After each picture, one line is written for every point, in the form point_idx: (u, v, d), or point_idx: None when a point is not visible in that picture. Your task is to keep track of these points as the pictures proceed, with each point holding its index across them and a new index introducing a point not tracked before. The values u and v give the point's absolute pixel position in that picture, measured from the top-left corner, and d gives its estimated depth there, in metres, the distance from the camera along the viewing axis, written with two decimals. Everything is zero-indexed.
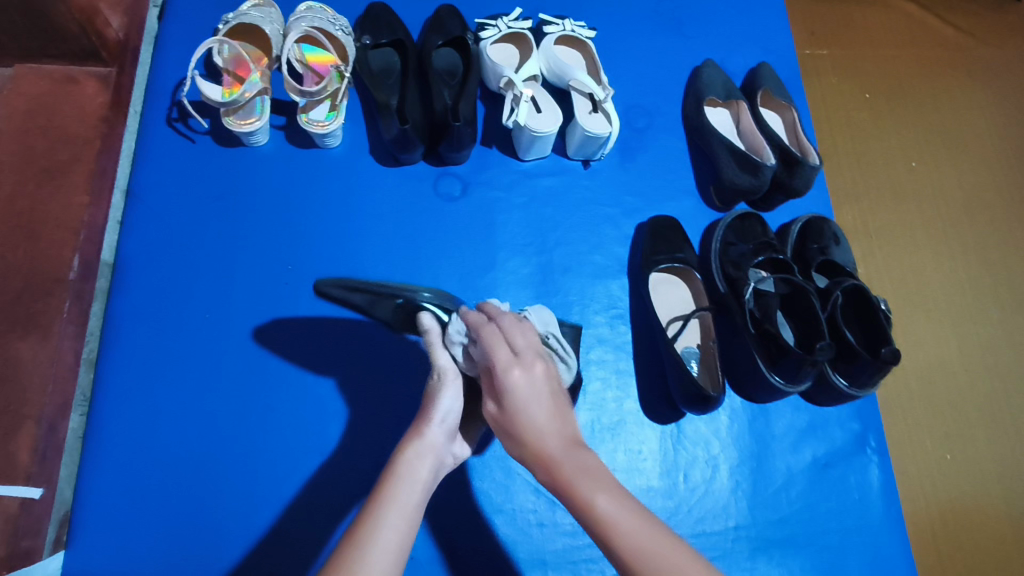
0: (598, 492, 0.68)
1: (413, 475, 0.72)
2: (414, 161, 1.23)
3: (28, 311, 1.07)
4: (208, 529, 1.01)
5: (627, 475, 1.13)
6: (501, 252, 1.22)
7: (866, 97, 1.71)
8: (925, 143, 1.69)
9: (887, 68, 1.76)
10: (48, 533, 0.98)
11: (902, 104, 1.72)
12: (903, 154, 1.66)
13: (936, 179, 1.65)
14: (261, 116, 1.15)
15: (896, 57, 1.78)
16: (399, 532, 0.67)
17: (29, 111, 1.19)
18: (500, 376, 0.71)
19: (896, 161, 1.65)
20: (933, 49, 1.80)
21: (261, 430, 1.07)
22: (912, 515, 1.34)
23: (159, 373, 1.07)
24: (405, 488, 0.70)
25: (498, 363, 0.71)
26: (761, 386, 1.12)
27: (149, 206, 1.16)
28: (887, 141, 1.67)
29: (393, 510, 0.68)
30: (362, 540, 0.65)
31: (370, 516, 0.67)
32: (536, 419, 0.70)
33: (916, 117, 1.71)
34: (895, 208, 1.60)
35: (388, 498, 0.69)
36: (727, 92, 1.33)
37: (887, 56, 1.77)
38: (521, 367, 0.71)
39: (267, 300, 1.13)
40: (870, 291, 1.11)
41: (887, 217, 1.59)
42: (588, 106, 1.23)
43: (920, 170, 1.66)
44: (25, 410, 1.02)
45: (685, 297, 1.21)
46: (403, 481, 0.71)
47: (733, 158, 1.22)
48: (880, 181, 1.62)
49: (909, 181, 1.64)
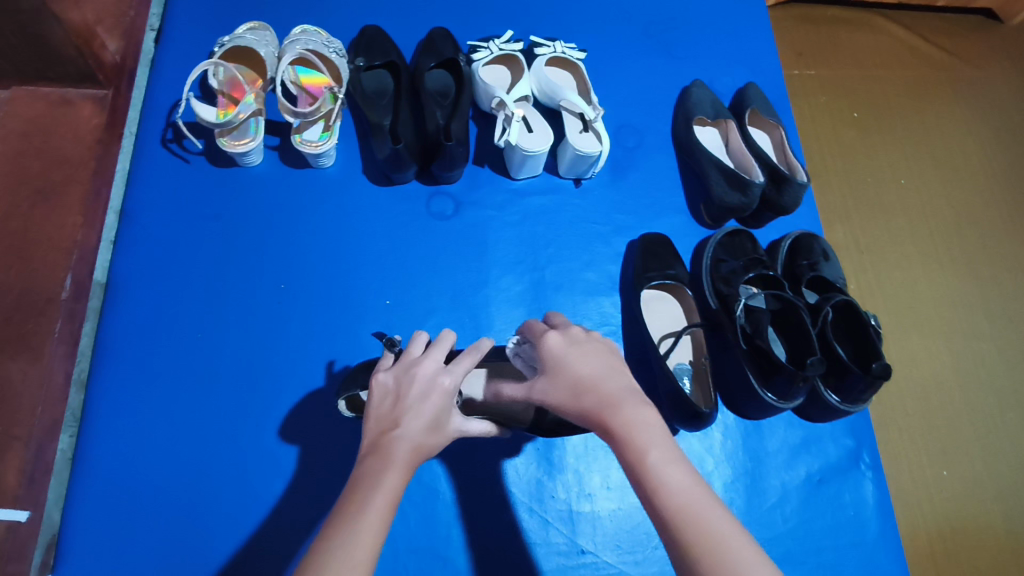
0: (651, 445, 0.66)
1: (389, 488, 0.68)
2: (408, 181, 1.25)
3: (20, 331, 1.09)
4: (195, 551, 1.00)
5: (620, 493, 1.13)
6: (493, 269, 1.23)
7: (854, 116, 1.74)
8: (913, 162, 1.71)
9: (874, 88, 1.79)
10: (34, 556, 0.98)
11: (889, 124, 1.75)
12: (892, 171, 1.69)
13: (926, 196, 1.68)
14: (256, 137, 1.16)
15: (883, 77, 1.81)
16: (370, 547, 0.63)
17: (26, 133, 1.20)
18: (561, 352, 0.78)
19: (885, 178, 1.67)
20: (918, 69, 1.84)
21: (251, 450, 1.06)
22: (911, 532, 1.34)
23: (149, 393, 1.07)
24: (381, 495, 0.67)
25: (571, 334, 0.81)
26: (754, 403, 1.13)
27: (144, 227, 1.15)
28: (875, 159, 1.70)
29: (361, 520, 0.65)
30: (329, 550, 0.62)
31: (335, 528, 0.64)
32: (585, 372, 0.74)
33: (904, 134, 1.74)
34: (884, 224, 1.62)
35: (355, 516, 0.65)
36: (716, 111, 1.35)
37: (873, 76, 1.81)
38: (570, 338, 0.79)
39: (260, 319, 1.14)
40: (859, 307, 1.12)
41: (877, 233, 1.61)
42: (579, 125, 1.25)
43: (909, 188, 1.68)
44: (15, 431, 1.05)
45: (676, 313, 1.21)
46: (375, 497, 0.67)
47: (723, 177, 1.24)
48: (869, 197, 1.64)
49: (898, 198, 1.66)
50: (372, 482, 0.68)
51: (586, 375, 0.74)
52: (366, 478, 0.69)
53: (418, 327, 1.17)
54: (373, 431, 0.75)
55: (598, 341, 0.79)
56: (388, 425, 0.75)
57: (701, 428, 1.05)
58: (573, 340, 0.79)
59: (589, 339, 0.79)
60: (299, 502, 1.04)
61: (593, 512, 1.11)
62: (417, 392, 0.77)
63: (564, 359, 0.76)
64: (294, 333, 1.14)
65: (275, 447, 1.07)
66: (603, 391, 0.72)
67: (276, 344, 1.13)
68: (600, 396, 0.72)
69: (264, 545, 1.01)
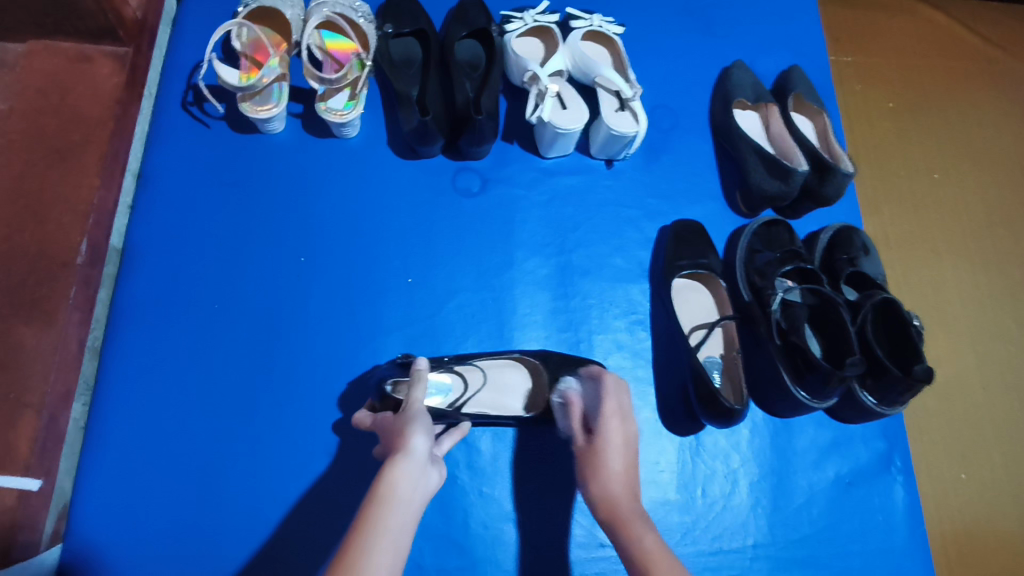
0: None
1: (392, 531, 0.67)
2: (433, 155, 1.20)
3: (33, 297, 1.02)
4: (211, 529, 0.98)
5: (643, 487, 1.09)
6: (519, 250, 1.19)
7: (889, 105, 1.67)
8: (946, 156, 1.64)
9: (911, 77, 1.71)
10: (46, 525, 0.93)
11: (925, 115, 1.67)
12: (926, 165, 1.62)
13: (959, 192, 1.61)
14: (279, 103, 1.12)
15: (921, 67, 1.73)
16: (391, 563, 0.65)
17: (42, 89, 1.15)
18: (603, 420, 0.89)
19: (918, 173, 1.60)
20: (957, 60, 1.76)
21: (268, 427, 1.04)
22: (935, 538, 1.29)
23: (164, 364, 1.05)
24: (382, 536, 0.66)
25: (606, 410, 0.89)
26: (784, 400, 1.08)
27: (160, 192, 1.13)
28: (910, 153, 1.62)
29: (382, 538, 0.65)
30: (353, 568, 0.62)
31: (355, 543, 0.65)
32: (616, 465, 0.86)
33: (941, 127, 1.67)
34: (916, 219, 1.55)
35: (373, 534, 0.66)
36: (757, 94, 1.29)
37: (911, 65, 1.72)
38: (619, 420, 0.89)
39: (280, 293, 1.10)
40: (901, 306, 1.07)
41: (908, 228, 1.54)
42: (615, 103, 1.19)
43: (942, 182, 1.61)
44: (25, 398, 0.97)
45: (708, 305, 1.17)
46: (374, 543, 0.65)
47: (762, 163, 1.18)
48: (901, 191, 1.58)
49: (931, 193, 1.59)
50: (371, 527, 0.66)
51: (613, 467, 0.85)
52: (368, 522, 0.67)
53: (439, 308, 1.13)
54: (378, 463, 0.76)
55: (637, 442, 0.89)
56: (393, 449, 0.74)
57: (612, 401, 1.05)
58: (625, 437, 0.88)
59: (633, 438, 0.89)
60: (314, 483, 1.02)
61: None
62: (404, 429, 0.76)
63: (607, 448, 0.87)
64: (313, 309, 1.10)
65: (290, 424, 1.04)
66: (619, 488, 0.84)
67: (295, 320, 1.10)
68: (617, 489, 0.84)
69: (276, 522, 1.00)
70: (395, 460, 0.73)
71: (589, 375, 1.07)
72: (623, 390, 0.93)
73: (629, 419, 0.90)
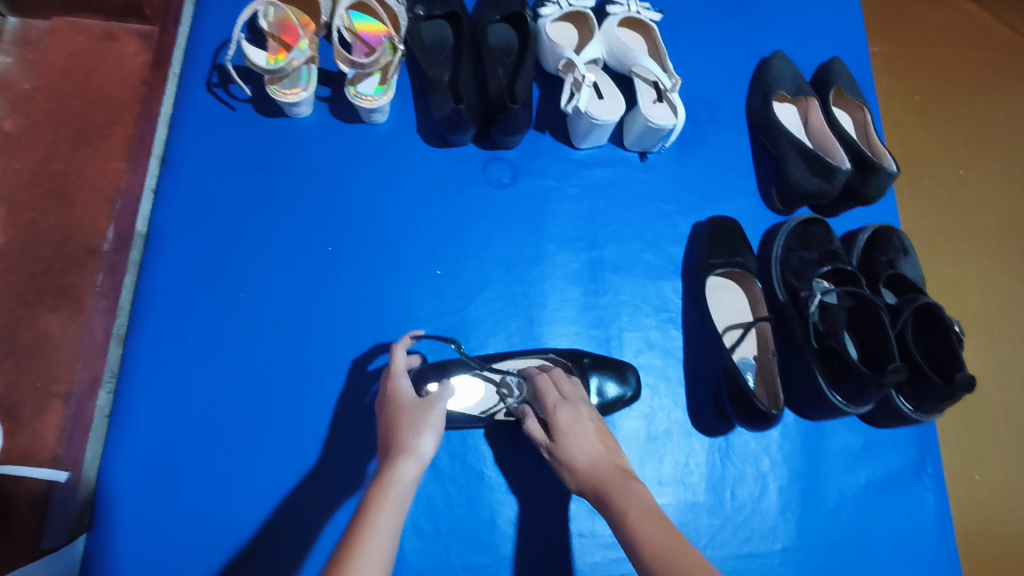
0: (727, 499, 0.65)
1: (383, 536, 0.66)
2: (463, 144, 1.17)
3: (59, 283, 1.02)
4: (235, 523, 0.96)
5: (673, 488, 1.08)
6: (550, 244, 1.16)
7: (914, 98, 1.54)
8: (976, 153, 1.52)
9: (938, 66, 1.58)
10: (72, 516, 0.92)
11: (953, 107, 1.55)
12: (951, 159, 1.50)
13: (985, 188, 1.49)
14: (308, 87, 1.09)
15: (955, 59, 1.60)
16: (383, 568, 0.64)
17: (67, 68, 1.12)
18: (550, 412, 0.86)
19: (944, 171, 1.48)
20: (988, 50, 1.62)
21: (294, 420, 1.02)
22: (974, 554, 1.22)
23: (189, 353, 1.02)
24: (384, 523, 0.67)
25: (548, 403, 0.87)
26: (818, 405, 1.06)
27: (188, 176, 1.10)
28: (936, 145, 1.50)
29: (375, 542, 0.65)
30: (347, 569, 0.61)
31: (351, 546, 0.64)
32: (580, 450, 0.82)
33: (971, 121, 1.54)
34: (941, 220, 1.43)
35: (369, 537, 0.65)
36: (797, 87, 1.25)
37: (936, 53, 1.59)
38: (568, 406, 0.86)
39: (306, 282, 1.08)
40: (944, 311, 1.04)
41: (935, 228, 1.42)
42: (653, 95, 1.15)
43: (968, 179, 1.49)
44: (52, 387, 0.97)
45: (742, 304, 1.15)
46: (376, 531, 0.66)
47: (803, 159, 1.15)
48: (928, 190, 1.45)
49: (957, 191, 1.46)
50: (369, 528, 0.66)
51: (580, 453, 0.81)
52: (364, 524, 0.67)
53: (468, 302, 1.11)
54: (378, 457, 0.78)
55: (596, 419, 0.86)
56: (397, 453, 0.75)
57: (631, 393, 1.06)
58: (576, 416, 0.85)
59: (589, 416, 0.85)
60: (340, 477, 1.00)
61: None
62: (416, 424, 0.78)
63: (564, 435, 0.83)
64: (339, 299, 1.08)
65: (315, 417, 1.02)
66: (599, 471, 0.79)
67: (322, 310, 1.07)
68: (598, 470, 0.79)
69: (299, 515, 0.98)
70: (399, 461, 0.74)
71: (616, 373, 1.06)
72: (561, 378, 0.91)
73: (575, 400, 0.87)
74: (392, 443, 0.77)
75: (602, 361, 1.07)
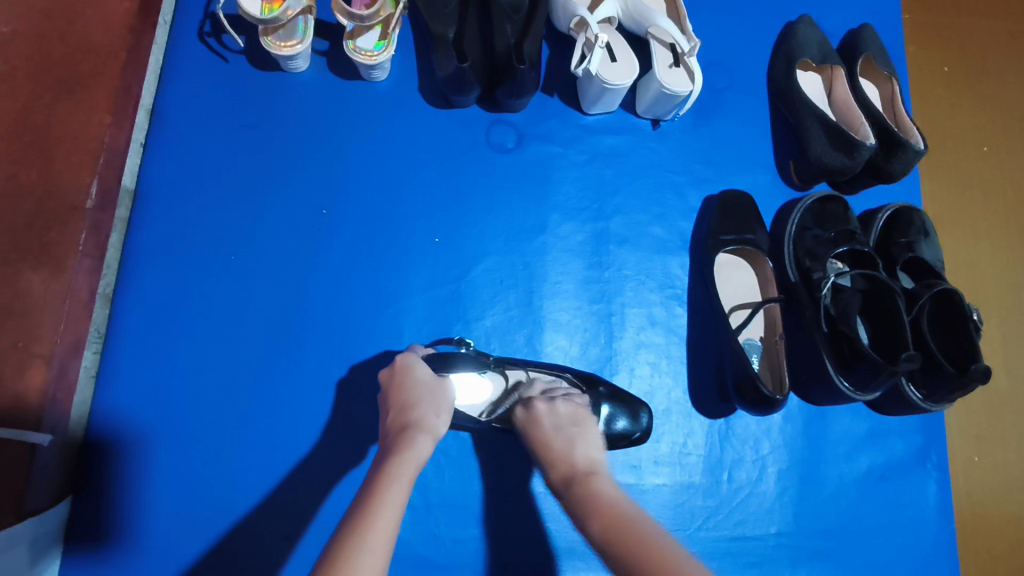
0: None
1: (390, 507, 0.68)
2: (467, 105, 1.12)
3: (40, 241, 0.90)
4: (227, 488, 0.96)
5: (669, 468, 1.06)
6: (554, 213, 1.12)
7: (942, 70, 1.37)
8: (1007, 128, 1.36)
9: (970, 33, 1.41)
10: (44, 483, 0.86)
11: (987, 75, 1.39)
12: (975, 135, 1.34)
13: (1013, 165, 1.34)
14: (304, 39, 1.03)
15: (982, 29, 1.42)
16: (388, 535, 0.66)
17: (48, 11, 0.98)
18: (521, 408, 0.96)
19: (965, 145, 1.33)
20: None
21: (287, 389, 1.00)
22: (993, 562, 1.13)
23: (178, 315, 1.00)
24: (400, 490, 0.71)
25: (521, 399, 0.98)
26: (823, 390, 1.03)
27: (178, 132, 1.06)
28: (959, 122, 1.35)
29: (386, 511, 0.67)
30: (358, 539, 0.64)
31: (362, 516, 0.67)
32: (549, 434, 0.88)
33: (1005, 93, 1.38)
34: (961, 201, 1.30)
35: (378, 504, 0.68)
36: (823, 54, 1.17)
37: (968, 19, 1.42)
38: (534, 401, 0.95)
39: (300, 246, 1.05)
40: (964, 299, 0.99)
41: (958, 211, 1.29)
42: (669, 58, 1.08)
43: (992, 157, 1.34)
44: (34, 348, 0.87)
45: (750, 283, 1.10)
46: (389, 502, 0.69)
47: (825, 132, 1.08)
48: (949, 168, 1.32)
49: (977, 171, 1.32)
50: (378, 500, 0.68)
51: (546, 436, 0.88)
52: (377, 495, 0.69)
53: (466, 272, 1.07)
54: (390, 430, 0.81)
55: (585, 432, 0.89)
56: (411, 428, 0.79)
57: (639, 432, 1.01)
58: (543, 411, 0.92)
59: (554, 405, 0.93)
60: (333, 447, 0.99)
61: (638, 486, 1.05)
62: (437, 407, 0.83)
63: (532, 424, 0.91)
64: (334, 265, 1.05)
65: (307, 385, 1.00)
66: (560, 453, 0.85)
67: (315, 276, 1.04)
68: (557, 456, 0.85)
69: (291, 483, 0.97)
70: (415, 437, 0.77)
71: (629, 409, 1.01)
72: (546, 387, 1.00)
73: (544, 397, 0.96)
74: (407, 418, 0.80)
75: (618, 393, 1.01)
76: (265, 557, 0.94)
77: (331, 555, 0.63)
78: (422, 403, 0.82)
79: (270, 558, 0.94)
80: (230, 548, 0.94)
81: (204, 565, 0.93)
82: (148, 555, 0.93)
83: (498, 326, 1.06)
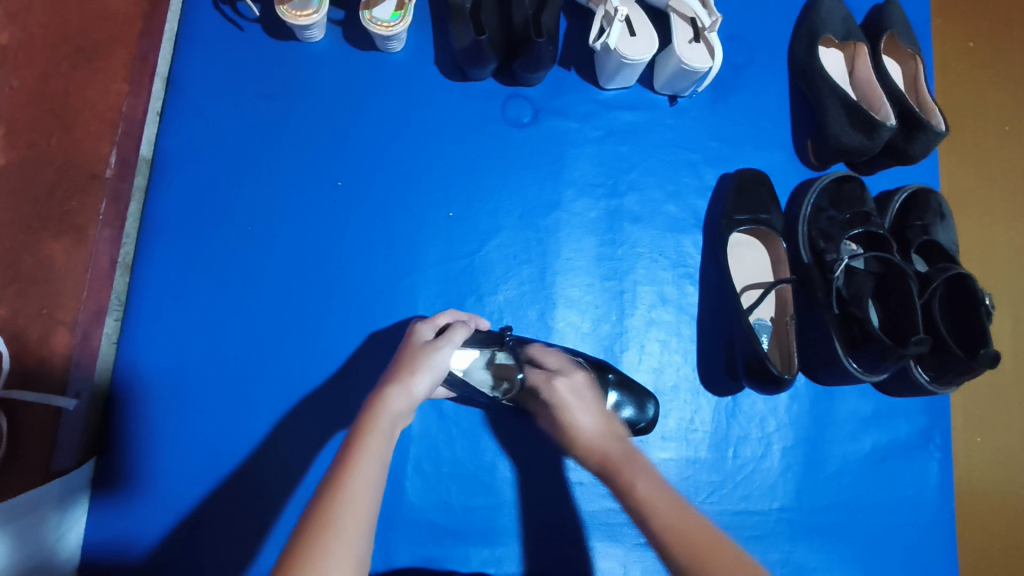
0: None
1: (374, 452, 0.67)
2: (483, 78, 1.10)
3: (61, 209, 0.91)
4: (245, 455, 0.98)
5: (675, 444, 1.08)
6: (568, 189, 1.11)
7: (967, 47, 1.34)
8: None
9: (999, 6, 1.37)
10: (71, 445, 0.90)
11: (1013, 50, 1.35)
12: (995, 113, 1.32)
13: None
14: (320, 8, 1.01)
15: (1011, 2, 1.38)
16: (373, 478, 0.65)
17: None
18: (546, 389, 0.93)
19: (986, 124, 1.31)
20: None
21: (304, 358, 1.02)
22: (991, 539, 1.15)
23: (195, 285, 1.02)
24: (381, 444, 0.68)
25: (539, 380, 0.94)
26: (832, 370, 1.04)
27: (194, 102, 1.06)
28: (981, 100, 1.32)
29: (368, 456, 0.66)
30: (343, 483, 0.63)
31: (345, 463, 0.65)
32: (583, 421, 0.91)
33: None
34: (979, 182, 1.28)
35: (360, 450, 0.67)
36: (846, 29, 1.15)
37: None
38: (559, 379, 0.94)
39: (314, 219, 1.05)
40: (975, 282, 1.00)
41: (975, 190, 1.28)
42: (689, 33, 1.06)
43: (1013, 136, 1.31)
44: (58, 315, 0.88)
45: (763, 263, 1.11)
46: (370, 451, 0.67)
47: (846, 112, 1.07)
48: (968, 147, 1.30)
49: (997, 150, 1.30)
50: (360, 447, 0.67)
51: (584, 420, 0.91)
52: (358, 444, 0.68)
53: (479, 246, 1.08)
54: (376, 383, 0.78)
55: (591, 386, 0.95)
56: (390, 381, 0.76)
57: (644, 419, 1.01)
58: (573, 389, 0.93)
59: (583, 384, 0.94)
60: (347, 417, 1.01)
61: None
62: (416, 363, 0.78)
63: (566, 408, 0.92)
64: (348, 237, 1.05)
65: (323, 355, 1.02)
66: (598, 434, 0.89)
67: (330, 248, 1.05)
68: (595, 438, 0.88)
69: (306, 452, 0.99)
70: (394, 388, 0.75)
71: (636, 399, 1.01)
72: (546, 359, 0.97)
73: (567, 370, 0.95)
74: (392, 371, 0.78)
75: (626, 382, 1.01)
76: (282, 522, 0.97)
77: (319, 496, 0.62)
78: (403, 360, 0.80)
79: (287, 522, 0.97)
80: (248, 512, 0.97)
81: (223, 528, 0.96)
82: (170, 515, 0.96)
83: (511, 301, 1.07)
